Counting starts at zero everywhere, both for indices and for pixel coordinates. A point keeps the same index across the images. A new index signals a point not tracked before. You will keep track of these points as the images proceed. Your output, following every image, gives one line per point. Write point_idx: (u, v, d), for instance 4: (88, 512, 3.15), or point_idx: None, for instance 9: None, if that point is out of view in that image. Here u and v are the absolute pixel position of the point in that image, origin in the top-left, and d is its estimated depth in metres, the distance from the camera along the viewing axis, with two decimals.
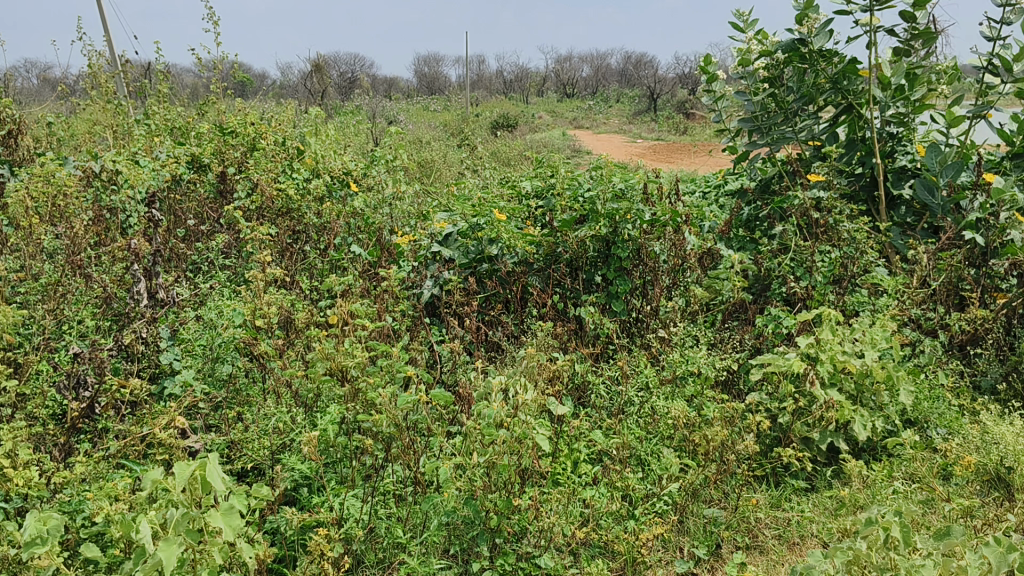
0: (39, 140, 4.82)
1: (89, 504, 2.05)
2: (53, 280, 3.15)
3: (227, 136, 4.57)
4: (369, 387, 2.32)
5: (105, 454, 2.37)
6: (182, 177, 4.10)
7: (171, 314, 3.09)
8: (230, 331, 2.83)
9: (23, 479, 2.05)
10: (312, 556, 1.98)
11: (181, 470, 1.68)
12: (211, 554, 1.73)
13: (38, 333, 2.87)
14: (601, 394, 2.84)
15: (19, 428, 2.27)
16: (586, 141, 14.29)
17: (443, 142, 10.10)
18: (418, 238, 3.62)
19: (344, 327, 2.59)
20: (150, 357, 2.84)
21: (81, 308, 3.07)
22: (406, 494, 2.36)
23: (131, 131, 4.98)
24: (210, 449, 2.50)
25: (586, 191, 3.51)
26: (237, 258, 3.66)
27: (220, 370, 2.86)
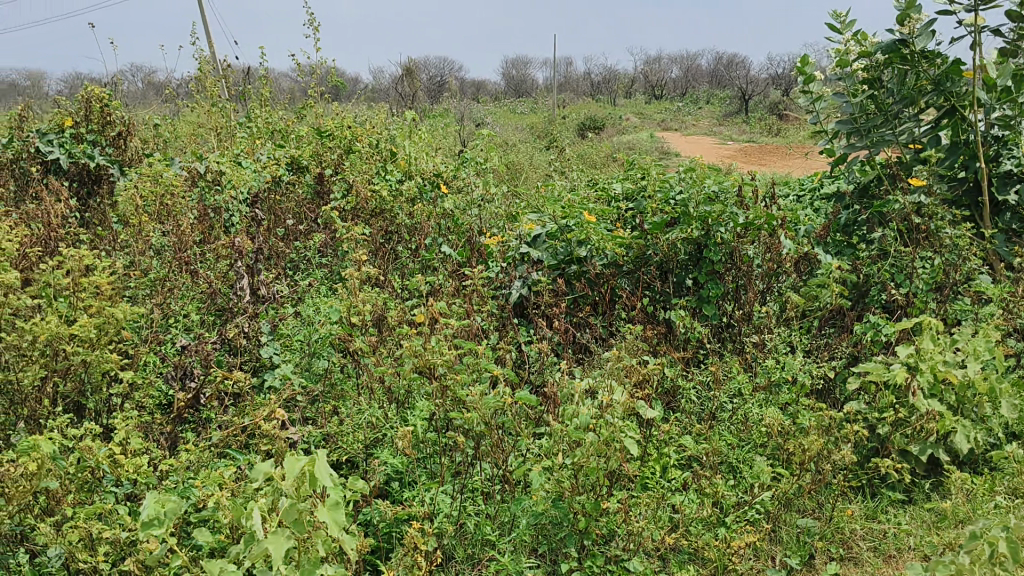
0: (147, 141, 5.00)
1: (196, 491, 2.13)
2: (160, 276, 3.27)
3: (324, 139, 4.68)
4: (458, 386, 2.35)
5: (209, 444, 2.46)
6: (281, 178, 4.23)
7: (271, 310, 3.22)
8: (327, 327, 2.90)
9: (133, 466, 2.14)
10: (406, 549, 2.02)
11: (291, 464, 1.71)
12: (317, 544, 1.80)
13: (146, 326, 2.99)
14: (692, 399, 2.81)
15: (130, 416, 2.38)
16: (676, 144, 14.15)
17: (531, 145, 10.16)
18: (506, 239, 3.66)
19: (437, 324, 2.64)
20: (251, 351, 2.98)
21: (186, 303, 3.19)
22: (495, 492, 2.37)
23: (233, 133, 5.15)
24: (307, 442, 2.58)
25: (678, 194, 3.49)
26: (333, 258, 3.74)
27: (317, 365, 2.95)
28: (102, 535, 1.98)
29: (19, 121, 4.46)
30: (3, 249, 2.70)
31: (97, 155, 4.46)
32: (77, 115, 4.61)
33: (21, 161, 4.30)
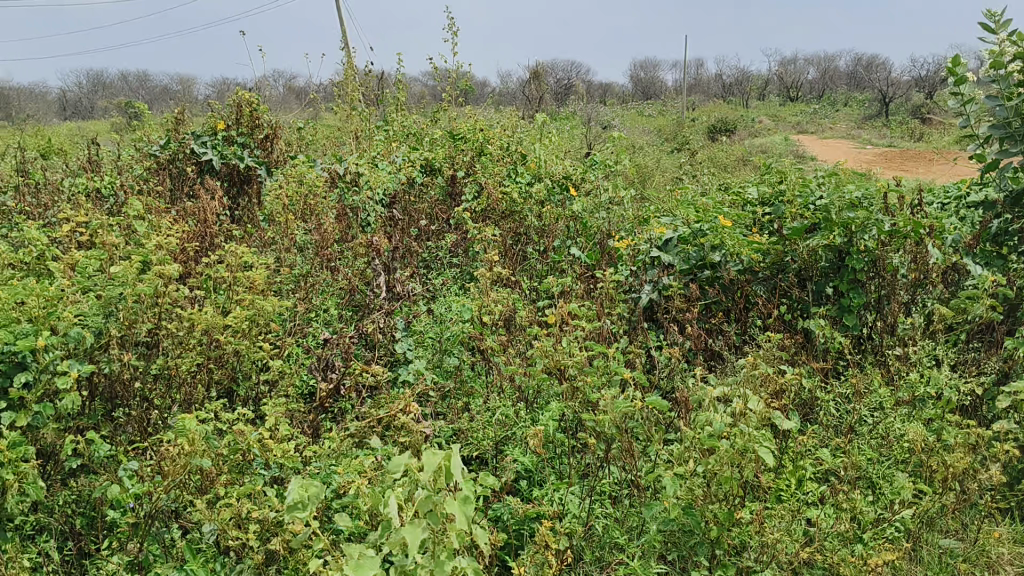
0: (291, 143, 5.22)
1: (339, 477, 2.25)
2: (303, 272, 3.43)
3: (457, 142, 4.76)
4: (588, 388, 2.36)
5: (348, 433, 2.58)
6: (415, 180, 4.35)
7: (405, 307, 3.35)
8: (459, 325, 2.98)
9: (280, 450, 2.27)
10: (537, 547, 2.06)
11: (428, 458, 1.74)
12: (449, 536, 1.82)
13: (290, 318, 3.14)
14: (829, 412, 2.75)
15: (279, 403, 2.53)
16: (810, 148, 13.70)
17: (659, 147, 10.06)
18: (636, 242, 3.65)
19: (568, 325, 2.65)
20: (386, 347, 3.11)
21: (326, 298, 3.33)
22: (623, 496, 2.39)
23: (371, 135, 5.35)
24: (438, 436, 2.66)
25: (818, 199, 3.41)
26: (464, 257, 3.83)
27: (448, 362, 3.02)
28: (252, 515, 2.10)
29: (175, 123, 4.73)
30: (164, 244, 2.89)
31: (246, 156, 4.67)
32: (229, 119, 4.85)
33: (177, 161, 4.59)
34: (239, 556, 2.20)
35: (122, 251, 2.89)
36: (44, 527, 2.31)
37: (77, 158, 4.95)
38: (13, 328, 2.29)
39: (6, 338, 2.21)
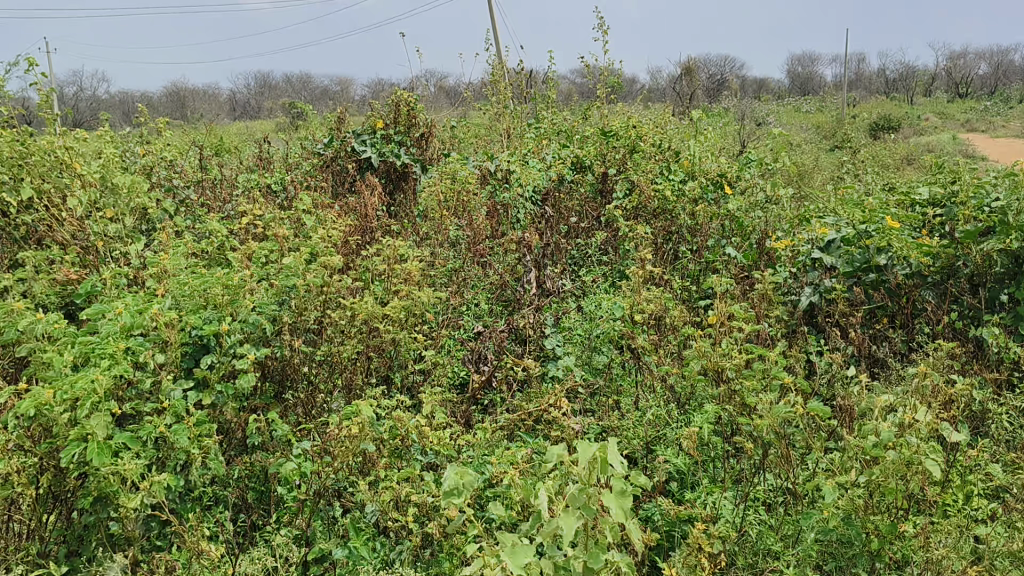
0: (445, 141, 5.35)
1: (492, 467, 2.34)
2: (456, 267, 3.54)
3: (609, 138, 4.71)
4: (745, 390, 2.35)
5: (501, 426, 2.67)
6: (566, 177, 4.39)
7: (555, 303, 3.42)
8: (609, 323, 3.00)
9: (436, 438, 2.38)
10: (689, 548, 2.07)
11: (583, 449, 1.81)
12: (604, 532, 1.86)
13: (443, 310, 3.26)
14: (1002, 426, 2.61)
15: (435, 393, 2.63)
16: (981, 146, 12.86)
17: (815, 144, 9.69)
18: (796, 243, 3.59)
19: (724, 326, 2.64)
20: (536, 341, 3.18)
21: (478, 293, 3.43)
22: (778, 503, 2.36)
23: (522, 133, 5.44)
24: (587, 431, 2.71)
25: (995, 200, 3.23)
26: (614, 255, 3.86)
27: (597, 359, 3.05)
28: (410, 498, 2.25)
29: (338, 122, 4.94)
30: (330, 237, 3.06)
31: (402, 154, 4.83)
32: (387, 117, 5.02)
33: (339, 159, 4.81)
34: (399, 537, 2.33)
35: (293, 243, 3.10)
36: (221, 499, 2.50)
37: (249, 155, 5.26)
38: (200, 315, 2.55)
39: (194, 323, 2.48)
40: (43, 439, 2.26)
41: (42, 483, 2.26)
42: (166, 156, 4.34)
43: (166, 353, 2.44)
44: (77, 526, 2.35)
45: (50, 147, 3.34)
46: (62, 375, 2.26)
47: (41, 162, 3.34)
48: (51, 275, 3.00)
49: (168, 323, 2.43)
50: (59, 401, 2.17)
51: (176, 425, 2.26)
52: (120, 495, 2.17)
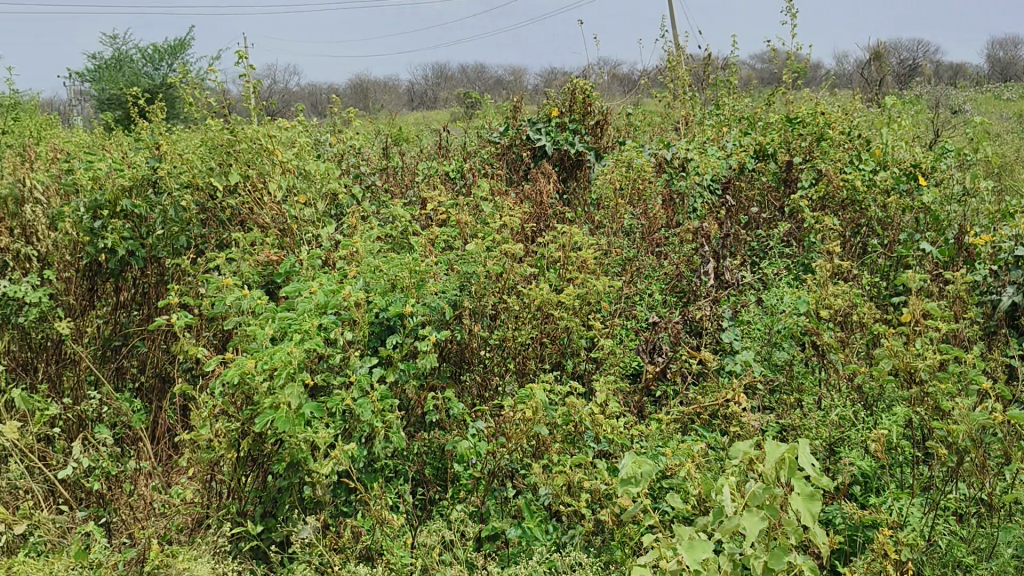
0: (620, 129, 5.25)
1: (667, 459, 2.34)
2: (631, 257, 3.53)
3: (795, 126, 4.52)
4: (940, 394, 2.21)
5: (677, 418, 2.66)
6: (747, 166, 4.28)
7: (733, 295, 3.36)
8: (792, 318, 2.91)
9: (610, 427, 2.38)
10: (874, 555, 1.98)
11: (770, 448, 1.76)
12: (787, 532, 1.79)
13: (617, 300, 3.28)
14: None
15: (609, 381, 2.64)
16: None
17: (1021, 133, 8.96)
18: (999, 239, 3.34)
19: (919, 325, 2.49)
20: (713, 334, 3.14)
21: (652, 283, 3.40)
22: (972, 515, 2.21)
23: (701, 120, 5.34)
24: (765, 429, 2.64)
25: None
26: (798, 247, 3.77)
27: (777, 355, 2.97)
28: (584, 485, 2.27)
29: (513, 110, 5.01)
30: (509, 223, 3.11)
31: (577, 142, 4.83)
32: (562, 105, 4.97)
33: (515, 146, 4.88)
34: (573, 522, 2.36)
35: (474, 229, 3.17)
36: (401, 472, 2.61)
37: (429, 145, 5.43)
38: (387, 297, 2.65)
39: (381, 303, 2.58)
40: (245, 405, 2.44)
41: (243, 446, 2.46)
42: (354, 144, 4.55)
43: (356, 331, 2.56)
44: (271, 488, 2.51)
45: (254, 136, 3.58)
46: (263, 348, 2.41)
47: (248, 149, 3.59)
48: (253, 255, 3.22)
49: (358, 303, 2.55)
50: (261, 371, 2.32)
51: (360, 399, 2.36)
52: (313, 462, 2.30)
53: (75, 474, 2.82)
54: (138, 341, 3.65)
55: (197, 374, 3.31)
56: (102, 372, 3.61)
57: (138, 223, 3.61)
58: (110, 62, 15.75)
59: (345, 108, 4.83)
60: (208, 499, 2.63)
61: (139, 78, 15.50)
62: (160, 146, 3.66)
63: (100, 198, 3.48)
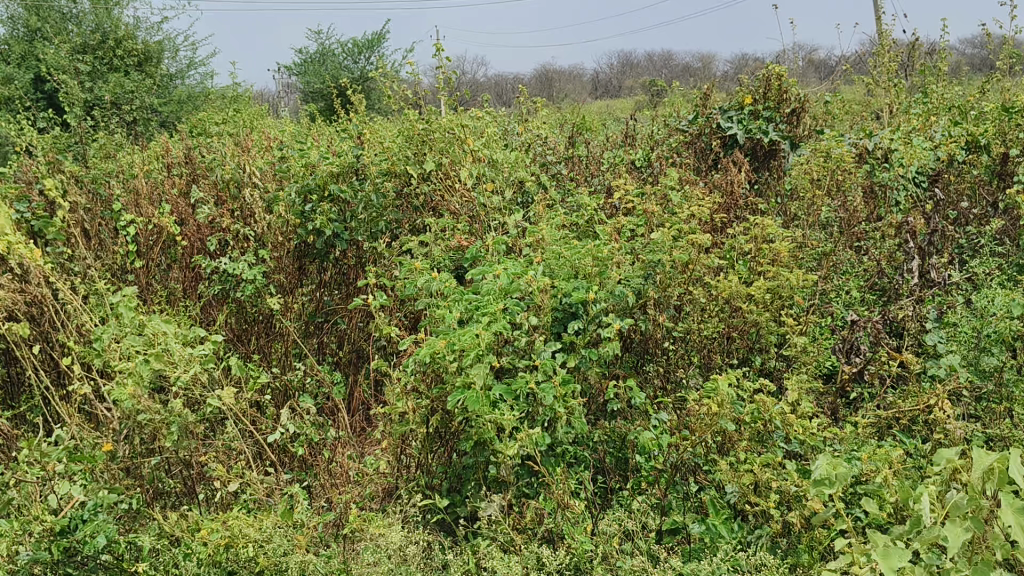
0: (818, 117, 5.04)
1: (861, 464, 2.23)
2: (827, 251, 3.44)
3: (1013, 115, 4.12)
4: None
5: (875, 422, 2.55)
6: (957, 158, 4.01)
7: (938, 296, 3.19)
8: (1005, 321, 2.69)
9: (801, 427, 2.31)
10: None
11: (977, 457, 1.68)
12: (994, 548, 1.66)
13: (811, 295, 3.20)
14: None
15: (803, 380, 2.54)
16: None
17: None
18: None
19: None
20: (914, 336, 2.97)
21: (849, 280, 3.32)
22: None
23: (907, 108, 5.04)
24: (972, 439, 2.46)
25: None
26: (1012, 247, 3.50)
27: (986, 362, 2.76)
28: (772, 484, 2.21)
29: (703, 97, 4.86)
30: (697, 213, 3.05)
31: (771, 131, 4.65)
32: (756, 93, 4.78)
33: (704, 135, 4.80)
34: (758, 522, 2.30)
35: (661, 218, 3.13)
36: (583, 459, 2.63)
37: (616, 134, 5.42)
38: (572, 284, 2.66)
39: (565, 289, 2.60)
40: (435, 383, 2.53)
41: (433, 422, 2.57)
42: (542, 133, 4.61)
43: (540, 317, 2.59)
44: (457, 465, 2.60)
45: (448, 126, 3.70)
46: (453, 329, 2.49)
47: (441, 138, 3.71)
48: (445, 240, 3.34)
49: (544, 288, 2.57)
50: (450, 351, 2.40)
51: (544, 383, 2.39)
52: (497, 442, 2.36)
53: (282, 439, 3.03)
54: (338, 318, 3.87)
55: (391, 352, 3.49)
56: (306, 345, 3.85)
57: (344, 208, 3.85)
58: (314, 56, 16.73)
59: (535, 97, 4.90)
60: (398, 471, 2.76)
61: (339, 70, 16.38)
62: (362, 136, 3.87)
63: (310, 183, 3.75)
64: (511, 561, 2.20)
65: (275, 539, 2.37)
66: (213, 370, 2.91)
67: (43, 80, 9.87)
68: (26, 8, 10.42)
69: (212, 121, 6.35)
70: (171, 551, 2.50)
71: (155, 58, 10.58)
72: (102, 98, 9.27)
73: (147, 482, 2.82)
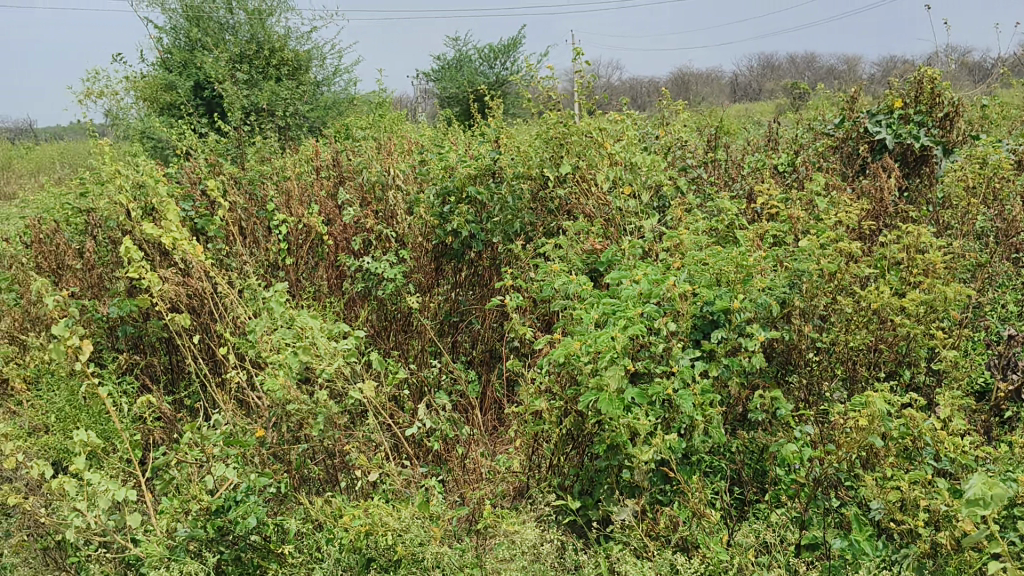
0: (974, 121, 4.80)
1: (1019, 487, 2.10)
2: (984, 262, 3.27)
3: None
4: None
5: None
6: None
7: None
8: None
9: (953, 445, 2.20)
10: None
11: None
12: None
13: (966, 308, 3.05)
14: None
15: (957, 396, 2.42)
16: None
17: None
18: None
19: None
20: None
21: (1008, 292, 3.16)
22: None
23: None
24: None
25: None
26: None
27: None
28: (920, 502, 2.11)
29: (851, 101, 4.71)
30: (845, 220, 2.95)
31: (923, 136, 4.44)
32: (907, 96, 4.60)
33: (851, 139, 4.64)
34: (905, 541, 2.21)
35: (805, 225, 3.05)
36: (719, 468, 2.59)
37: (757, 138, 5.30)
38: (712, 289, 2.62)
39: (706, 296, 2.56)
40: (570, 385, 2.55)
41: (567, 424, 2.59)
42: (681, 137, 4.56)
43: (678, 322, 2.56)
44: (589, 468, 2.62)
45: (587, 129, 3.71)
46: (589, 332, 2.50)
47: (580, 142, 3.73)
48: (579, 243, 3.35)
49: (683, 293, 2.54)
50: (587, 353, 2.41)
51: (682, 390, 2.37)
52: (633, 447, 2.35)
53: (419, 433, 3.13)
54: (473, 318, 3.96)
55: (525, 353, 3.54)
56: (441, 344, 3.96)
57: (481, 209, 3.90)
58: (452, 62, 17.12)
59: (674, 101, 4.86)
60: (531, 470, 2.80)
61: (476, 75, 16.72)
62: (500, 139, 3.92)
63: (450, 185, 3.84)
64: (645, 566, 2.20)
65: (413, 529, 2.46)
66: (356, 364, 3.02)
67: (202, 87, 10.56)
68: (188, 19, 10.80)
69: (358, 125, 6.59)
70: (315, 536, 2.62)
71: (303, 66, 11.08)
72: (258, 105, 9.88)
73: (295, 468, 2.97)
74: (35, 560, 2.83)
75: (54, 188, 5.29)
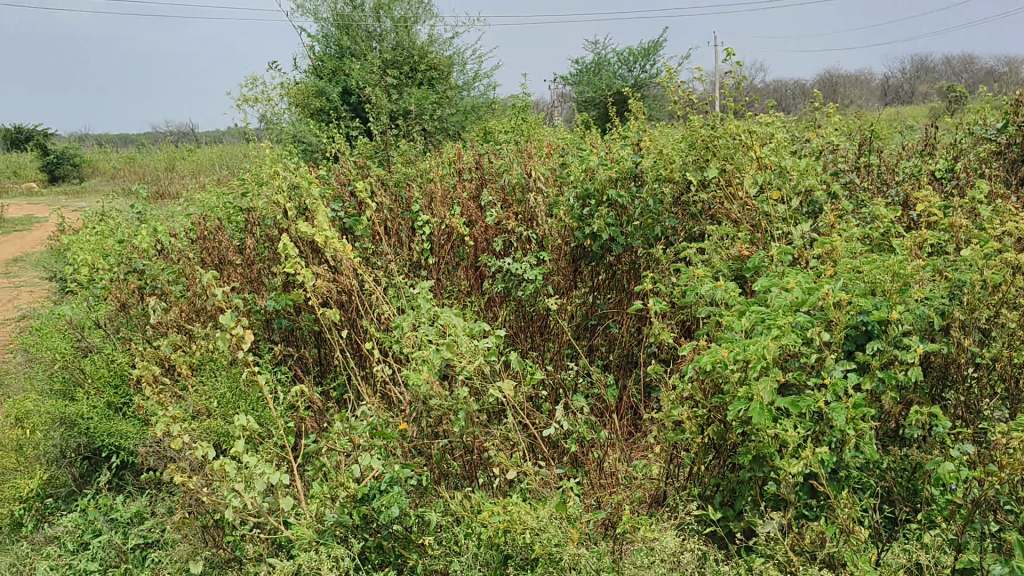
0: None
1: None
2: None
3: None
4: None
5: None
6: None
7: None
8: None
9: None
10: None
11: None
12: None
13: None
14: None
15: None
16: None
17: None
18: None
19: None
20: None
21: None
22: None
23: None
24: None
25: None
26: None
27: None
28: None
29: (1017, 103, 4.44)
30: (1014, 229, 2.77)
31: None
32: None
33: (1016, 144, 4.41)
34: None
35: (969, 233, 2.89)
36: (869, 485, 2.50)
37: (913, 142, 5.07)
38: (868, 299, 2.52)
39: (862, 305, 2.46)
40: (714, 393, 2.50)
41: (709, 431, 2.55)
42: (832, 141, 4.41)
43: (830, 332, 2.47)
44: (731, 479, 2.57)
45: (734, 132, 3.64)
46: (737, 339, 2.44)
47: (725, 145, 3.66)
48: (723, 248, 3.29)
49: (835, 302, 2.45)
50: (734, 361, 2.36)
51: (835, 403, 2.29)
52: (779, 458, 2.29)
53: (556, 434, 3.15)
54: (610, 322, 3.95)
55: (664, 358, 3.51)
56: (578, 347, 3.97)
57: (621, 212, 3.89)
58: (591, 65, 17.13)
59: (824, 104, 4.70)
60: (670, 477, 2.77)
61: (614, 79, 16.65)
62: (643, 142, 3.89)
63: (591, 188, 3.84)
64: None
65: (550, 528, 2.44)
66: (497, 363, 3.07)
67: (350, 93, 10.97)
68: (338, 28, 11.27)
69: (500, 129, 6.69)
70: (454, 529, 2.68)
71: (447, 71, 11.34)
72: (403, 109, 10.19)
73: (435, 463, 3.05)
74: (196, 536, 3.02)
75: (216, 188, 5.63)
